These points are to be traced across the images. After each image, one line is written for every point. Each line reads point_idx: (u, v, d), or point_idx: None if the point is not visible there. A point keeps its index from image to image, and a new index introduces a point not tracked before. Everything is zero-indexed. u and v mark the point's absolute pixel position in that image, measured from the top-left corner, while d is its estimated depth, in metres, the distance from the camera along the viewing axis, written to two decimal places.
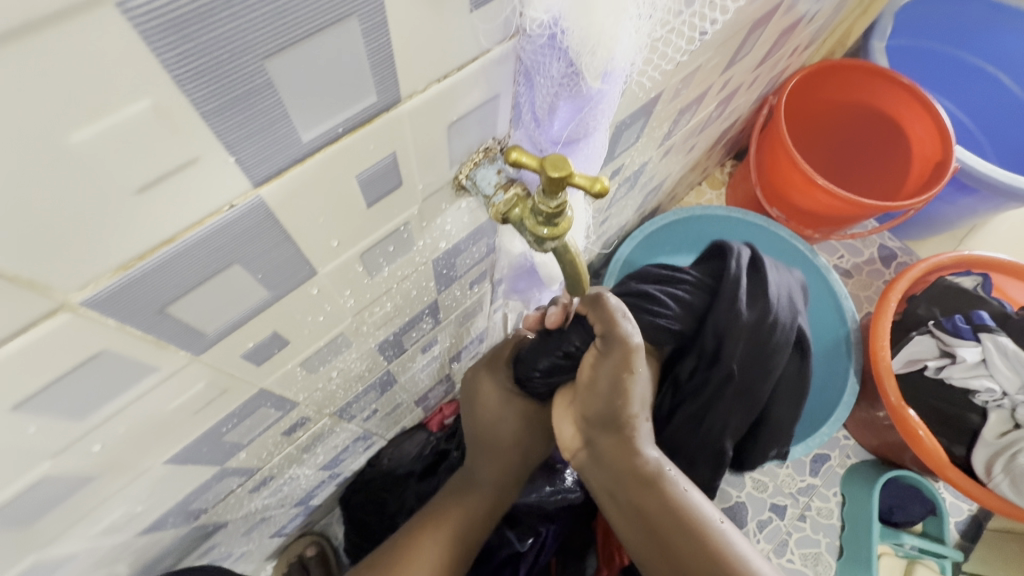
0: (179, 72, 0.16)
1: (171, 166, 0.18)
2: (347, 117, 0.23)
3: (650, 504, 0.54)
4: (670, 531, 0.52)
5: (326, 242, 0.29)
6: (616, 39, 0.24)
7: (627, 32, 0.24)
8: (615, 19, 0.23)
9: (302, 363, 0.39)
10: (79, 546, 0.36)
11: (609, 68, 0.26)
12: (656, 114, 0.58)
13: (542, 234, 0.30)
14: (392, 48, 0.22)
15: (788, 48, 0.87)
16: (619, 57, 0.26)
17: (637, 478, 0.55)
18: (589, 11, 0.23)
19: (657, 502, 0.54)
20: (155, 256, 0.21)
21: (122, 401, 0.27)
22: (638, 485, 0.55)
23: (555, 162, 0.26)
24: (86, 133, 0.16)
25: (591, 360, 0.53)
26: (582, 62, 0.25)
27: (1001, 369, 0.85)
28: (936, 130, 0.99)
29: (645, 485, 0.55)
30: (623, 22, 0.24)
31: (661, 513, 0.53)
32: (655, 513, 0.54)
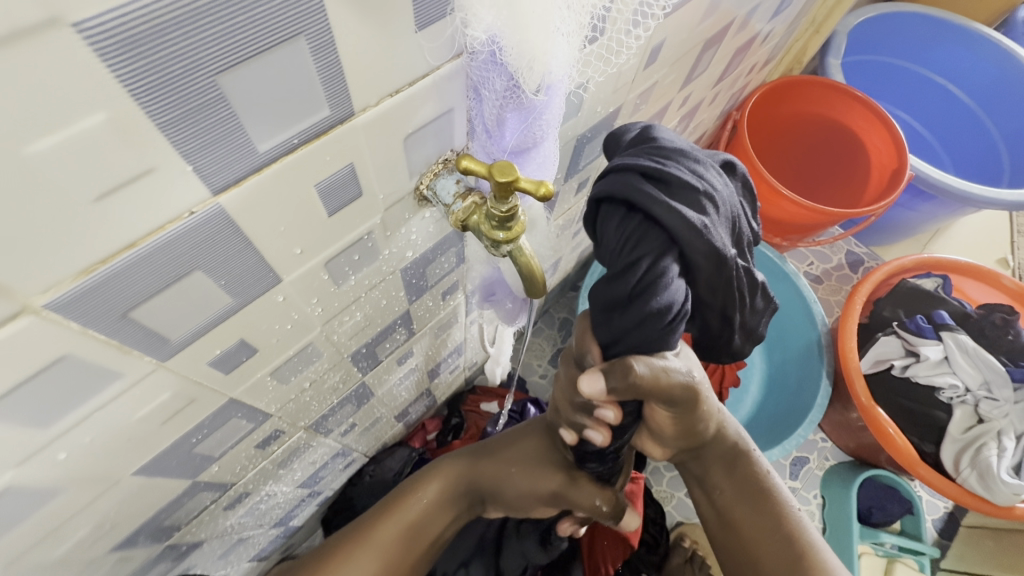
0: (134, 87, 0.17)
1: (129, 174, 0.20)
2: (301, 130, 0.24)
3: (733, 497, 0.58)
4: (752, 523, 0.57)
5: (289, 249, 0.30)
6: (551, 54, 0.26)
7: (560, 47, 0.27)
8: (547, 39, 0.25)
9: (272, 373, 0.40)
10: (45, 563, 0.36)
11: (549, 82, 0.28)
12: (617, 128, 0.61)
13: (498, 238, 0.32)
14: (342, 67, 0.23)
15: (746, 64, 0.91)
16: (555, 71, 0.28)
17: (727, 468, 0.59)
18: (522, 30, 0.25)
19: (747, 486, 0.58)
20: (116, 261, 0.22)
21: (86, 408, 0.27)
22: (725, 477, 0.59)
23: (503, 168, 0.28)
24: (45, 143, 0.17)
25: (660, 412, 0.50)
26: (522, 77, 0.27)
27: (962, 365, 0.88)
28: (891, 141, 1.04)
29: (731, 478, 0.58)
30: (555, 38, 0.26)
31: (749, 509, 0.57)
32: (746, 505, 0.57)
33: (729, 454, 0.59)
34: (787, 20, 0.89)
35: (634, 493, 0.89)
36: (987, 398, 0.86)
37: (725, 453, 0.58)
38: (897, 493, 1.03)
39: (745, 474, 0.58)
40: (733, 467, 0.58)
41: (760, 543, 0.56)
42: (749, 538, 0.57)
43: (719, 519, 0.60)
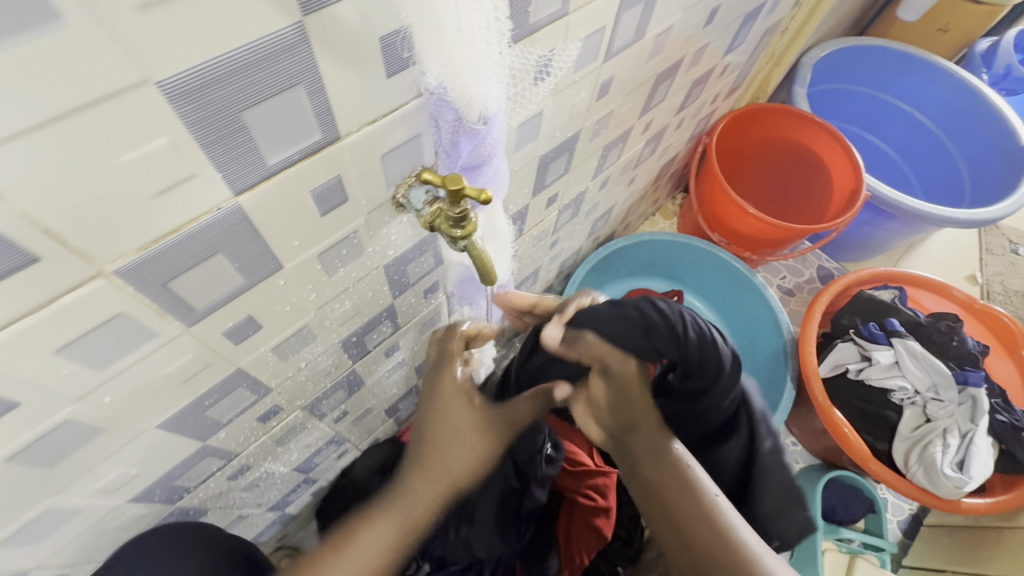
0: (187, 121, 0.26)
1: (178, 178, 0.28)
2: (300, 149, 0.33)
3: (666, 480, 0.54)
4: (690, 515, 0.52)
5: (289, 241, 0.39)
6: (484, 92, 0.36)
7: (489, 89, 0.36)
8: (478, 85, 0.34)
9: (273, 349, 0.48)
10: (80, 501, 0.43)
11: (488, 113, 0.37)
12: (579, 150, 0.70)
13: (455, 234, 0.41)
14: (330, 104, 0.32)
15: (709, 93, 1.01)
16: (491, 106, 0.37)
17: (652, 455, 0.56)
18: (461, 80, 0.34)
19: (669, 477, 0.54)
20: (164, 242, 0.30)
21: (130, 359, 0.35)
22: (651, 464, 0.56)
23: (453, 179, 0.37)
24: (128, 157, 0.25)
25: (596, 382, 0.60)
26: (465, 110, 0.36)
27: (912, 369, 0.95)
28: (850, 164, 1.13)
29: (657, 464, 0.55)
30: (487, 82, 0.35)
31: (683, 491, 0.53)
32: (680, 487, 0.53)
33: (653, 444, 0.56)
34: (745, 54, 0.99)
35: (606, 485, 0.96)
36: (934, 400, 0.93)
37: (653, 435, 0.56)
38: (861, 492, 1.08)
39: (670, 460, 0.55)
40: (657, 457, 0.55)
41: (696, 529, 0.51)
42: (689, 530, 0.51)
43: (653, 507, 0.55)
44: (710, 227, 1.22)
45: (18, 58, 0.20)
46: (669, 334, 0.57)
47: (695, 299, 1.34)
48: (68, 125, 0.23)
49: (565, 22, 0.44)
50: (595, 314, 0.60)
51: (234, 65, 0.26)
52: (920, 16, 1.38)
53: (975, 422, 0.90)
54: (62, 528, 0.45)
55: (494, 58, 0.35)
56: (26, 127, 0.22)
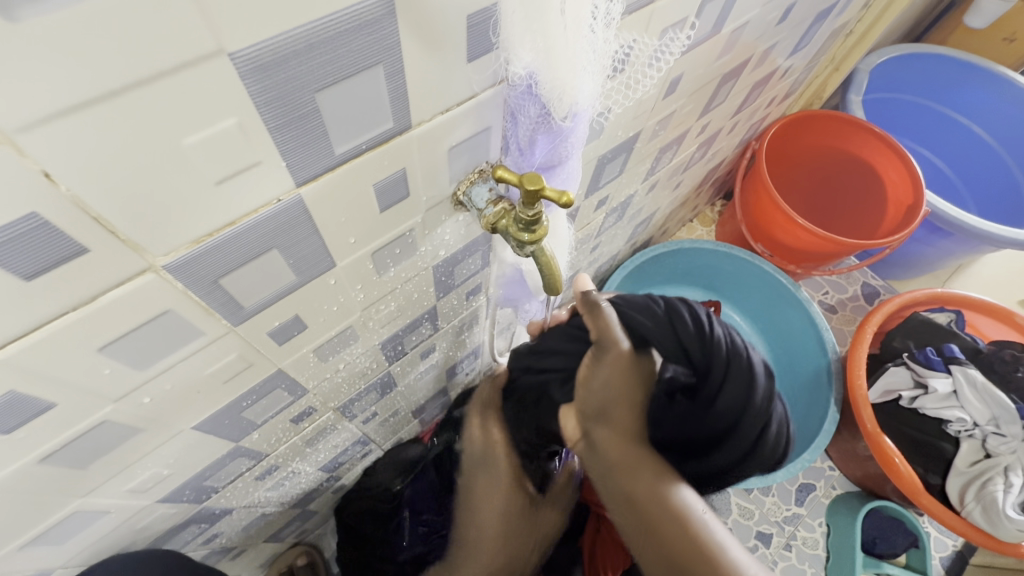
0: (258, 99, 0.23)
1: (242, 166, 0.25)
2: (369, 138, 0.30)
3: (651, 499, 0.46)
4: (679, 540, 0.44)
5: (344, 238, 0.35)
6: (577, 87, 0.32)
7: (583, 82, 0.32)
8: (570, 74, 0.31)
9: (315, 349, 0.45)
10: (111, 502, 0.41)
11: (575, 110, 0.34)
12: (637, 150, 0.66)
13: (523, 239, 0.37)
14: (406, 89, 0.29)
15: (765, 97, 0.96)
16: (580, 101, 0.33)
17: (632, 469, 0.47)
18: (553, 66, 0.30)
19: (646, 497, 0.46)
20: (220, 235, 0.27)
21: (173, 358, 0.33)
22: (634, 478, 0.47)
23: (532, 178, 0.33)
24: (193, 139, 0.22)
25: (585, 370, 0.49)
26: (552, 104, 0.33)
27: (971, 400, 0.89)
28: (909, 177, 1.07)
29: (641, 478, 0.47)
30: (581, 74, 0.31)
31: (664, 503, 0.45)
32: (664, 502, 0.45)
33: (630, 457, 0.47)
34: (806, 58, 0.94)
35: None
36: (995, 434, 0.87)
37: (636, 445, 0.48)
38: (904, 525, 1.02)
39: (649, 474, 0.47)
40: (636, 476, 0.47)
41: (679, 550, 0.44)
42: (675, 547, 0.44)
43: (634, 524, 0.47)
44: (753, 237, 1.17)
45: (81, 19, 0.17)
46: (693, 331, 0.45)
47: (732, 311, 1.28)
48: (130, 98, 0.19)
49: (649, 10, 0.40)
50: (628, 302, 0.50)
51: (314, 38, 0.23)
52: (987, 24, 1.31)
53: None
54: (90, 528, 0.42)
55: (594, 49, 0.32)
56: (84, 101, 0.18)
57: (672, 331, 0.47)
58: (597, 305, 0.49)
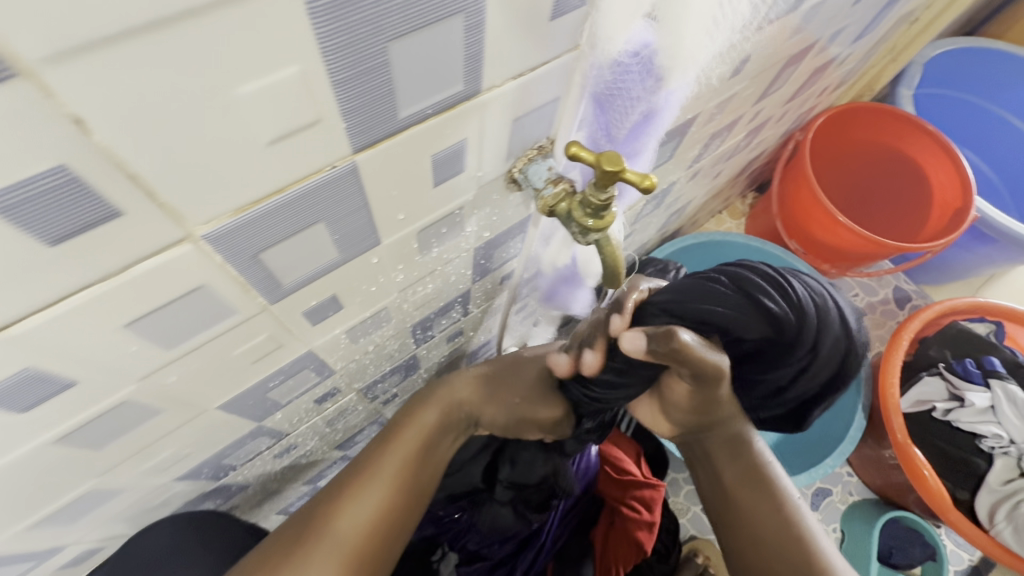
0: (326, 44, 0.19)
1: (298, 124, 0.21)
2: (437, 101, 0.26)
3: (742, 481, 0.49)
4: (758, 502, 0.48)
5: (393, 215, 0.32)
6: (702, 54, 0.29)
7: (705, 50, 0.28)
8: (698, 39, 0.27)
9: (348, 331, 0.42)
10: (130, 479, 0.39)
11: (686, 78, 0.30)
12: (690, 135, 0.62)
13: (588, 225, 0.33)
14: (484, 47, 0.25)
15: (818, 86, 0.90)
16: (695, 69, 0.30)
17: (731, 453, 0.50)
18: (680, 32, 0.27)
19: (734, 484, 0.49)
20: (265, 204, 0.24)
21: (201, 338, 0.30)
22: (729, 459, 0.50)
23: (611, 158, 0.29)
24: (248, 88, 0.19)
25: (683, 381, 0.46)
26: (668, 74, 0.29)
27: (1009, 416, 0.86)
28: (958, 178, 1.01)
29: (739, 463, 0.50)
30: (710, 40, 0.28)
31: (754, 487, 0.49)
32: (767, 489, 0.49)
33: (730, 442, 0.50)
34: (866, 46, 0.88)
35: (654, 500, 0.85)
36: None
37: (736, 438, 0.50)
38: (922, 537, 1.00)
39: (748, 460, 0.50)
40: (733, 454, 0.50)
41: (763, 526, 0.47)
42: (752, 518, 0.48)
43: (719, 499, 0.51)
44: (788, 233, 1.12)
45: None
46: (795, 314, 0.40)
47: None
48: (180, 31, 0.16)
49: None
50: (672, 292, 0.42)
51: None
52: None
53: None
54: (107, 503, 0.41)
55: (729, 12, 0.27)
56: (126, 30, 0.15)
57: (749, 304, 0.40)
58: (682, 347, 0.40)
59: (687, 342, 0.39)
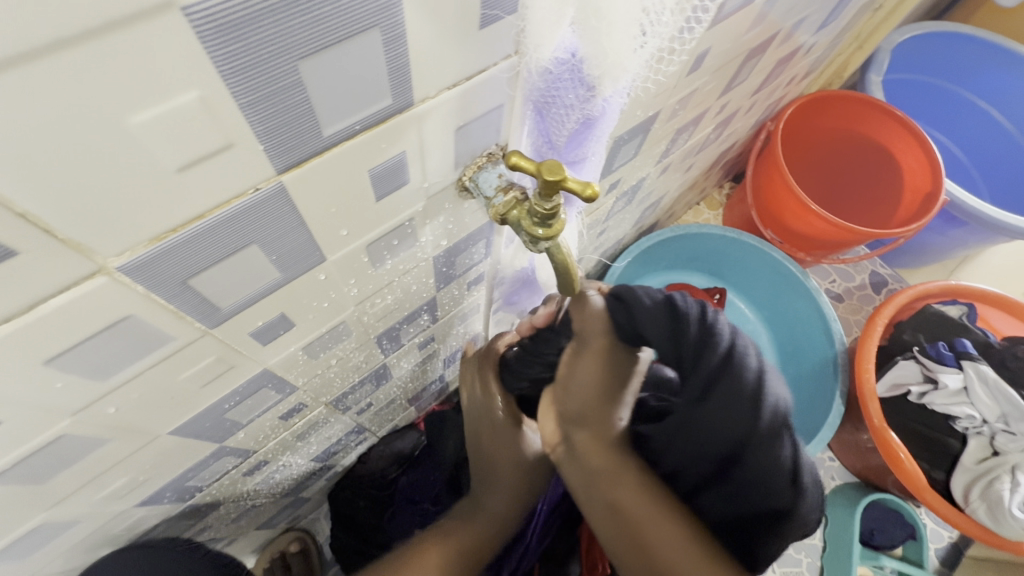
0: (225, 68, 0.18)
1: (207, 150, 0.20)
2: (364, 116, 0.25)
3: (641, 512, 0.45)
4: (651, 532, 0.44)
5: (336, 230, 0.31)
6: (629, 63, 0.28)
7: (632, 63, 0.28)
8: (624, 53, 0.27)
9: (304, 347, 0.41)
10: (83, 510, 0.38)
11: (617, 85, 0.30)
12: (654, 131, 0.61)
13: (537, 234, 0.33)
14: (408, 59, 0.24)
15: (786, 75, 0.90)
16: (629, 77, 0.29)
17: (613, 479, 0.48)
18: (604, 44, 0.27)
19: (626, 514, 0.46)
20: (185, 231, 0.23)
21: (138, 367, 0.29)
22: (612, 484, 0.48)
23: (552, 167, 0.29)
24: (141, 117, 0.18)
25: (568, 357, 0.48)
26: (601, 83, 0.29)
27: (981, 397, 0.87)
28: (928, 164, 1.02)
29: (620, 482, 0.47)
30: (635, 51, 0.27)
31: (648, 509, 0.45)
32: (649, 500, 0.45)
33: (612, 463, 0.48)
34: (832, 33, 0.88)
35: None
36: (1004, 432, 0.85)
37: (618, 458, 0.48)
38: (902, 517, 1.01)
39: (632, 481, 0.47)
40: (614, 479, 0.48)
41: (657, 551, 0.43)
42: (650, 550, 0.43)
43: (615, 525, 0.46)
44: (763, 223, 1.12)
45: None
46: (685, 341, 0.38)
47: (737, 297, 1.24)
48: (46, 65, 0.15)
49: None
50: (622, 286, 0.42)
51: None
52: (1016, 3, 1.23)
53: None
54: (64, 535, 0.40)
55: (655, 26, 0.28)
56: None
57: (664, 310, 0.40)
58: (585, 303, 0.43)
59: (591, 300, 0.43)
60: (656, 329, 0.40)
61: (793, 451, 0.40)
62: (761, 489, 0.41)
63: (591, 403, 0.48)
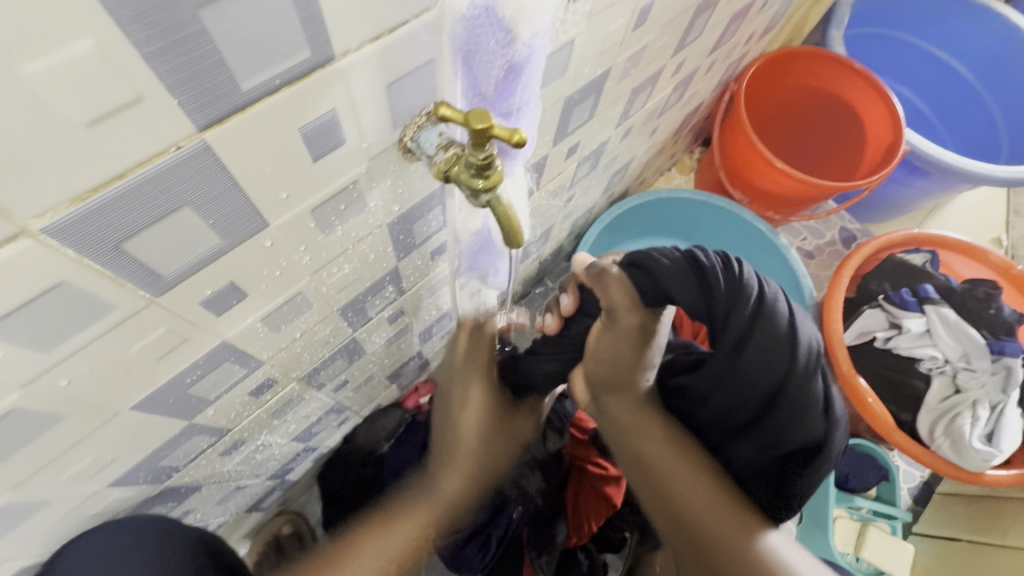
0: (119, 16, 0.19)
1: (115, 103, 0.21)
2: (283, 70, 0.25)
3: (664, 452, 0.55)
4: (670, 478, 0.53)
5: (274, 193, 0.31)
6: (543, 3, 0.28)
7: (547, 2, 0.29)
8: None
9: (263, 319, 0.42)
10: (52, 489, 0.39)
11: (537, 29, 0.30)
12: (606, 91, 0.61)
13: (477, 186, 0.33)
14: (320, 7, 0.24)
15: (744, 32, 0.90)
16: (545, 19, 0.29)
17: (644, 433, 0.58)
18: None
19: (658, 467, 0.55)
20: (108, 190, 0.23)
21: (84, 337, 0.29)
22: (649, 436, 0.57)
23: (478, 116, 0.29)
24: (37, 66, 0.18)
25: (605, 332, 0.59)
26: (518, 25, 0.29)
27: (943, 337, 0.91)
28: (889, 117, 1.04)
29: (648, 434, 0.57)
30: None
31: (677, 464, 0.54)
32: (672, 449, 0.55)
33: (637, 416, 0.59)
34: None
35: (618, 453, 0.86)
36: (965, 369, 0.89)
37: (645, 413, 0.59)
38: (876, 461, 1.05)
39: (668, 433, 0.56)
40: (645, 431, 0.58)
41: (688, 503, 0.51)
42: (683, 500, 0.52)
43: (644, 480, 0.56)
44: (732, 184, 1.14)
45: None
46: (714, 288, 0.49)
47: None
48: None
49: None
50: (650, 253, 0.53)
51: None
52: None
53: (1006, 393, 0.86)
54: (36, 515, 0.40)
55: None
56: None
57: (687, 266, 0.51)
58: (606, 277, 0.57)
59: (606, 277, 0.58)
60: (683, 284, 0.50)
61: (823, 387, 0.50)
62: (794, 421, 0.50)
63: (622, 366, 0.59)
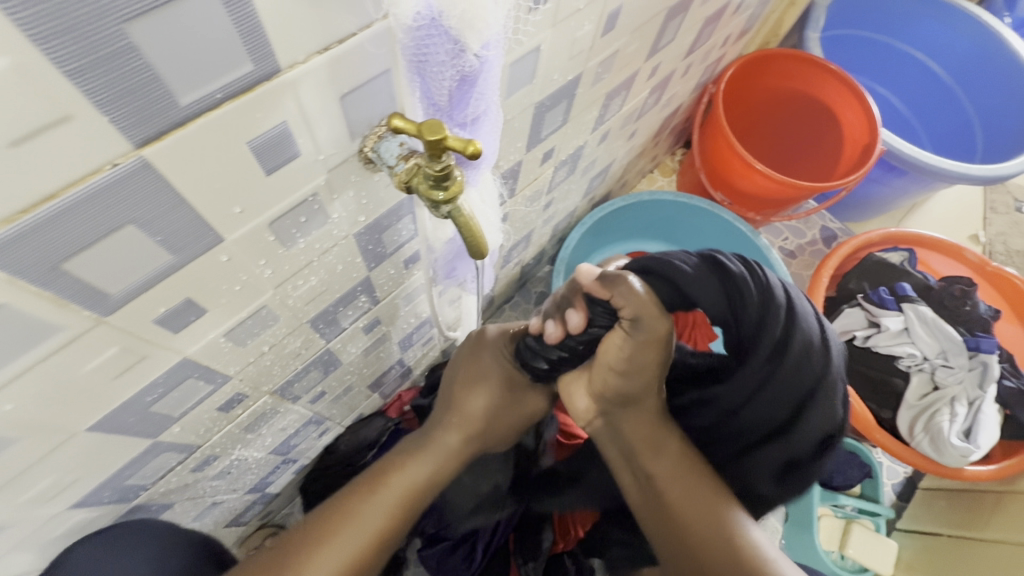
0: (36, 33, 0.18)
1: (40, 122, 0.20)
2: (224, 84, 0.25)
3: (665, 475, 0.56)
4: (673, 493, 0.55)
5: (227, 208, 0.31)
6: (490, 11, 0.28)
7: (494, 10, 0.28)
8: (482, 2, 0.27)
9: (226, 334, 0.41)
10: (8, 513, 0.38)
11: (488, 38, 0.29)
12: (579, 96, 0.61)
13: (436, 198, 0.33)
14: (260, 20, 0.24)
15: (720, 35, 0.90)
16: (494, 28, 0.29)
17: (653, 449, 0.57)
18: None
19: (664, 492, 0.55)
20: (39, 212, 0.23)
21: (27, 360, 0.28)
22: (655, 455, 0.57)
23: (432, 126, 0.29)
24: None
25: (617, 338, 0.51)
26: (467, 36, 0.29)
27: (921, 335, 0.93)
28: (865, 118, 1.05)
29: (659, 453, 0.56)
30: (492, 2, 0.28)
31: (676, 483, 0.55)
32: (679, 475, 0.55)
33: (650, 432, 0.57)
34: None
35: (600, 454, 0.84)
36: (943, 367, 0.90)
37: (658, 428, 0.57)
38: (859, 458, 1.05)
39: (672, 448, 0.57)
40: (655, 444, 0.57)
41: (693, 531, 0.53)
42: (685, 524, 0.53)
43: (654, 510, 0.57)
44: (713, 186, 1.14)
45: None
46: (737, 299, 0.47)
47: None
48: None
49: None
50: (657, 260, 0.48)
51: None
52: None
53: (983, 389, 0.88)
54: None
55: None
56: None
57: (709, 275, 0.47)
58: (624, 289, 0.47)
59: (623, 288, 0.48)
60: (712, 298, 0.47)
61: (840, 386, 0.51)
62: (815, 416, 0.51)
63: (636, 380, 0.55)
